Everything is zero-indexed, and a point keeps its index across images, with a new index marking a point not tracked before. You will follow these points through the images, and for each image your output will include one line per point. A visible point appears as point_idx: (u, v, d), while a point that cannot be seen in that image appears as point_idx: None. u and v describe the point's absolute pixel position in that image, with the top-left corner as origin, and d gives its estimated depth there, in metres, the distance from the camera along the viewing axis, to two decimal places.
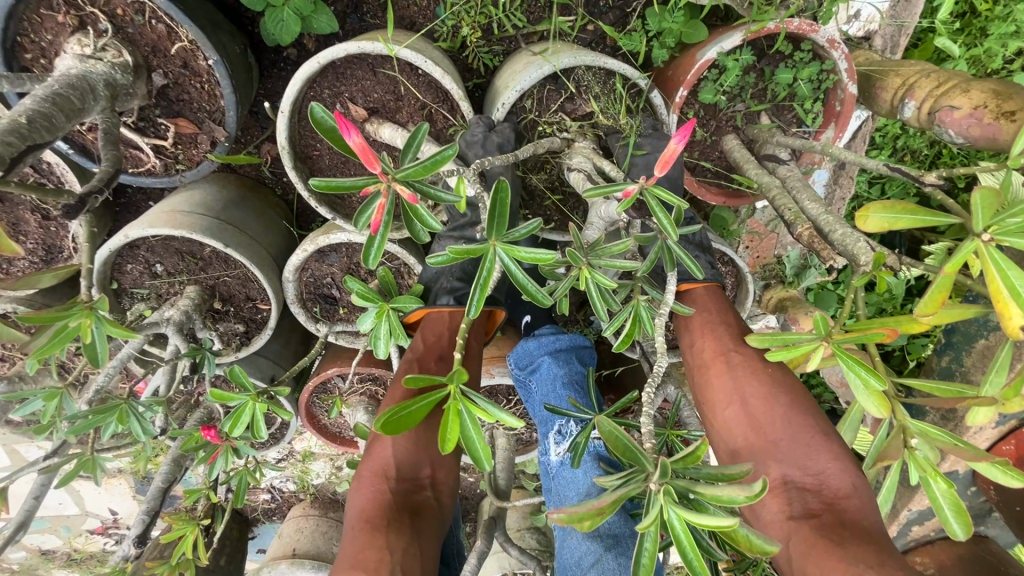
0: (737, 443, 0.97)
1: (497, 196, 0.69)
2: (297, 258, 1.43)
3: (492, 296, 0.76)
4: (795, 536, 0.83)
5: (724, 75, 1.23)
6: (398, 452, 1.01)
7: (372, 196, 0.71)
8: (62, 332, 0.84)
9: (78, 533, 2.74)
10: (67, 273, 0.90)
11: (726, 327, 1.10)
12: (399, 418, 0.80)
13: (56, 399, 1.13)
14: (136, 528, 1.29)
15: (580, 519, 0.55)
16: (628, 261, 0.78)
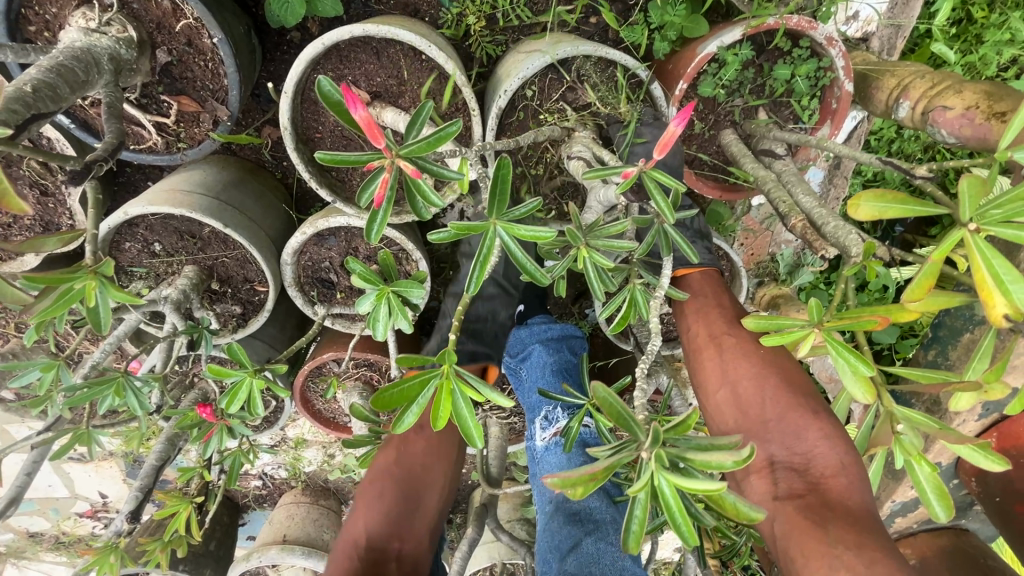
0: (730, 426, 1.01)
1: (500, 172, 0.69)
2: (296, 241, 1.45)
3: (491, 273, 0.77)
4: (779, 516, 0.88)
5: (724, 69, 1.25)
6: (369, 523, 1.06)
7: (375, 171, 0.72)
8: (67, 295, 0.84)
9: (66, 516, 2.74)
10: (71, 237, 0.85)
11: (721, 311, 1.13)
12: (390, 394, 0.80)
13: (53, 370, 1.14)
14: (129, 504, 1.29)
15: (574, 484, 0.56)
16: (624, 243, 0.80)
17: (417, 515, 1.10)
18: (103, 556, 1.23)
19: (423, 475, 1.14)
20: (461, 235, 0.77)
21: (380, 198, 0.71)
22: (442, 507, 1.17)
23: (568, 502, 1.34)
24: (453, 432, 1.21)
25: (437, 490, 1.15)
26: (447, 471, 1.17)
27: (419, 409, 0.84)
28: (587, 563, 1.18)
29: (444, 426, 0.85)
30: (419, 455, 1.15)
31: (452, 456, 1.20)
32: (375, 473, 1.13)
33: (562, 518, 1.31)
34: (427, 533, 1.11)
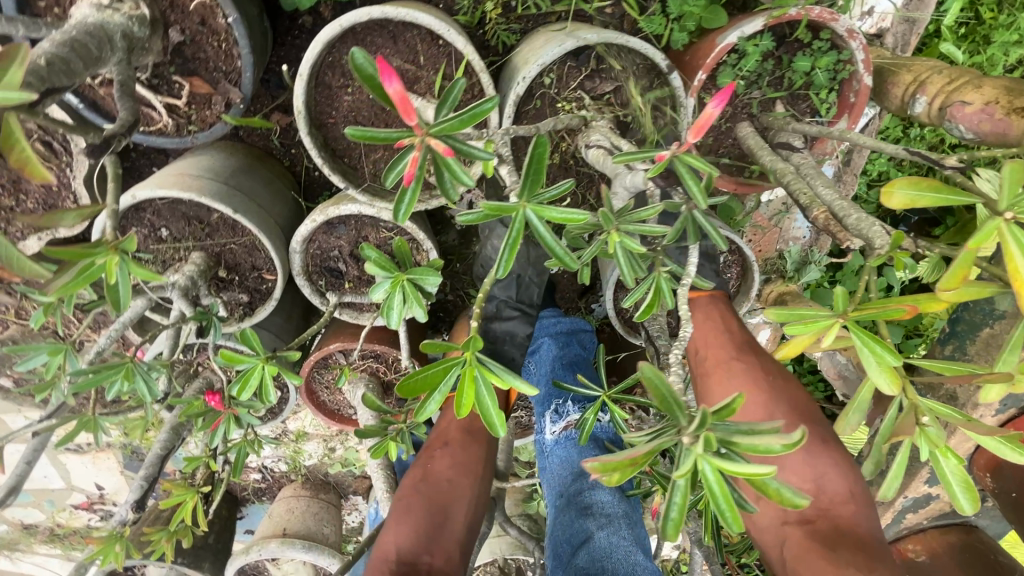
0: None
1: (537, 152, 0.68)
2: (306, 229, 1.43)
3: (521, 257, 0.75)
4: (788, 540, 0.87)
5: (744, 60, 1.24)
6: (399, 536, 0.98)
7: (405, 149, 0.70)
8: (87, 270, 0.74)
9: (62, 508, 2.70)
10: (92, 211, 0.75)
11: (730, 336, 1.15)
12: (416, 380, 0.79)
13: (60, 355, 1.12)
14: (134, 493, 1.27)
15: (617, 466, 0.55)
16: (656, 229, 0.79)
17: (448, 530, 1.02)
18: (108, 546, 1.20)
19: (451, 489, 1.08)
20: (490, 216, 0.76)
21: (411, 176, 0.69)
22: (475, 527, 1.08)
23: (580, 496, 1.33)
24: (480, 448, 1.18)
25: (467, 507, 1.08)
26: (478, 486, 1.11)
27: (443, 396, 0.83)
28: (597, 557, 1.16)
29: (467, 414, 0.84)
30: (446, 470, 1.11)
31: (481, 473, 1.15)
32: (403, 493, 1.09)
33: (573, 512, 1.30)
34: (461, 551, 1.02)
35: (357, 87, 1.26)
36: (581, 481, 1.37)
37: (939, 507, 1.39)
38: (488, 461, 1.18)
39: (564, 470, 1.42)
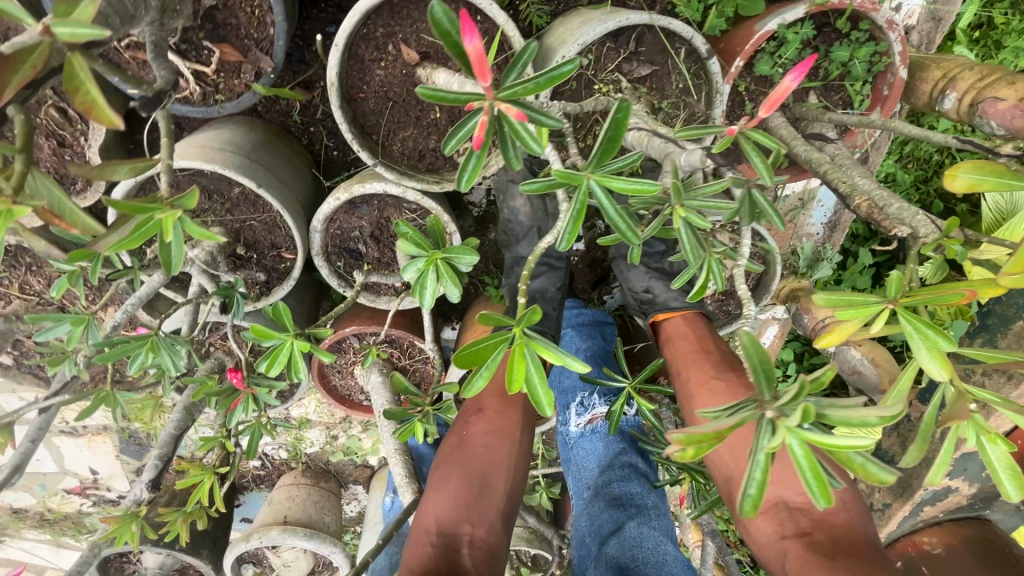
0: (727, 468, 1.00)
1: (617, 118, 0.65)
2: (328, 207, 1.39)
3: (581, 230, 0.74)
4: (789, 555, 0.86)
5: (783, 48, 1.23)
6: (440, 507, 1.02)
7: (476, 112, 0.69)
8: (147, 225, 0.64)
9: (54, 492, 2.63)
10: (146, 167, 0.65)
11: (710, 357, 1.13)
12: (471, 353, 0.77)
13: (83, 325, 1.08)
14: (148, 473, 1.27)
15: (702, 438, 0.54)
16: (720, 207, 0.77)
17: (487, 498, 1.04)
18: (123, 526, 1.17)
19: (488, 456, 1.09)
20: (555, 184, 0.75)
21: (480, 141, 0.67)
22: (517, 492, 1.10)
23: (608, 487, 1.35)
24: (515, 413, 1.17)
25: (506, 473, 1.09)
26: (515, 452, 1.11)
27: (489, 373, 0.81)
28: (629, 546, 1.20)
29: (517, 391, 0.82)
30: (482, 438, 1.11)
31: (519, 439, 1.15)
32: (441, 461, 1.10)
33: (602, 503, 1.33)
34: (502, 518, 1.04)
35: (390, 61, 1.23)
36: (609, 473, 1.39)
37: (957, 500, 1.40)
38: (525, 425, 1.18)
39: (591, 461, 1.45)
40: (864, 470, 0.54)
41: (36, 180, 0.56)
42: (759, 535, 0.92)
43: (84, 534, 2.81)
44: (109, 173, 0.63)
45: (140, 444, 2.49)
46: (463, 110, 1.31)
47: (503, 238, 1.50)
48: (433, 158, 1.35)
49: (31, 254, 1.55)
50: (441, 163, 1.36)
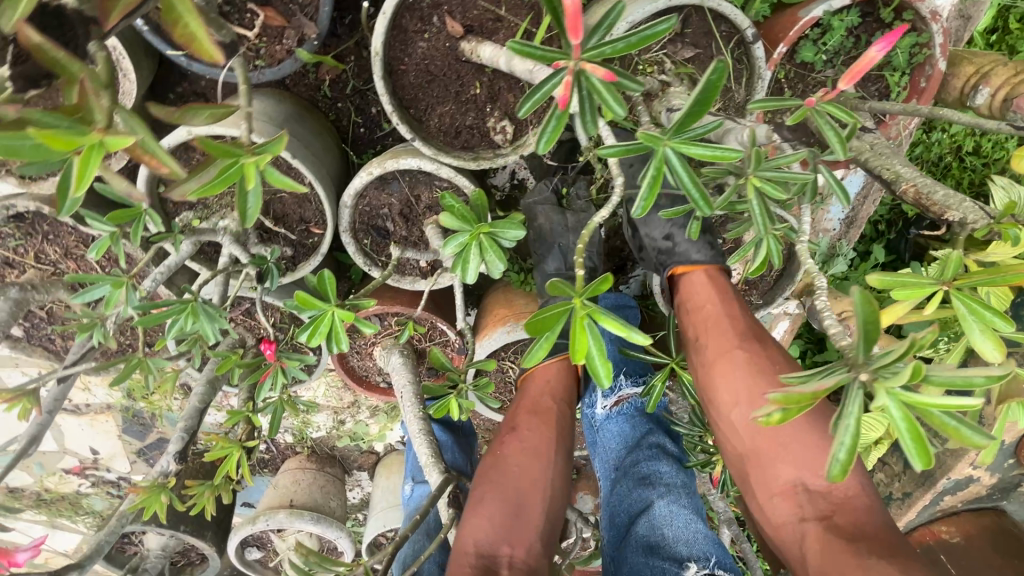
0: (746, 445, 0.98)
1: (711, 81, 0.63)
2: (360, 181, 1.37)
3: (656, 197, 0.74)
4: (808, 536, 0.85)
5: (828, 35, 1.23)
6: (478, 527, 1.00)
7: (559, 73, 0.68)
8: (225, 173, 0.63)
9: (52, 472, 2.58)
10: (225, 113, 0.63)
11: (732, 322, 1.09)
12: (541, 318, 0.77)
13: (122, 288, 1.10)
14: (176, 444, 1.26)
15: (801, 400, 0.55)
16: (793, 178, 0.77)
17: (525, 517, 1.03)
18: (153, 496, 1.17)
19: (523, 474, 1.08)
20: (629, 151, 0.75)
21: (566, 101, 0.67)
22: (556, 511, 1.08)
23: (637, 467, 1.36)
24: (549, 429, 1.16)
25: (543, 491, 1.07)
26: (550, 470, 1.10)
27: (550, 342, 0.81)
28: (658, 525, 1.21)
29: (579, 362, 0.82)
30: (517, 455, 1.11)
31: (554, 456, 1.13)
32: (478, 483, 1.10)
33: (631, 482, 1.34)
34: (542, 539, 1.02)
35: (434, 33, 1.23)
36: (636, 453, 1.41)
37: (976, 490, 1.42)
38: (560, 441, 1.16)
39: (618, 442, 1.47)
40: (951, 430, 0.55)
41: (124, 118, 0.56)
42: (776, 515, 0.91)
43: (81, 515, 2.75)
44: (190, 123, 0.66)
45: (143, 424, 2.45)
46: (504, 86, 1.29)
47: (535, 246, 1.53)
48: (469, 135, 1.33)
49: (46, 222, 1.51)
50: (478, 140, 1.33)
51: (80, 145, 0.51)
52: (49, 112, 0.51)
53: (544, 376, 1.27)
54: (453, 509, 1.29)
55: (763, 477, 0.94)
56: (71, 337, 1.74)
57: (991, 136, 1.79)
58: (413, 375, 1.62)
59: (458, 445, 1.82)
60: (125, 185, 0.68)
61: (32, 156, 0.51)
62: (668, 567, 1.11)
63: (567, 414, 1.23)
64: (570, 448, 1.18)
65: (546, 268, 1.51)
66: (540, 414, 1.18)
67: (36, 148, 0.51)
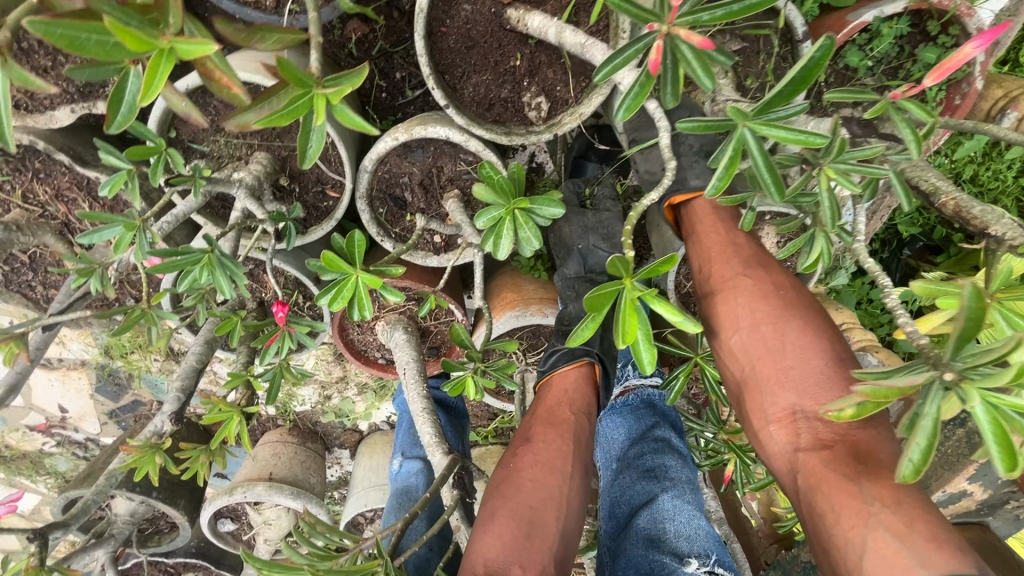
0: (743, 372, 0.97)
1: (814, 58, 0.60)
2: (385, 145, 1.28)
3: (731, 178, 0.71)
4: (801, 467, 0.85)
5: (875, 41, 1.23)
6: (489, 547, 0.98)
7: (645, 38, 0.66)
8: (296, 103, 0.69)
9: (14, 427, 2.45)
10: (293, 40, 0.75)
11: (737, 249, 1.06)
12: (599, 294, 0.75)
13: (134, 232, 1.04)
14: (172, 404, 1.20)
15: (890, 397, 0.53)
16: (870, 171, 0.76)
17: (539, 535, 1.01)
18: (147, 456, 1.12)
19: (536, 492, 1.05)
20: (706, 129, 0.72)
21: (654, 66, 0.65)
22: (571, 527, 1.06)
23: (641, 460, 1.35)
24: (566, 443, 1.13)
25: (556, 509, 1.05)
26: (564, 485, 1.08)
27: (597, 323, 0.78)
28: (659, 519, 1.19)
29: (625, 345, 0.80)
30: (530, 470, 1.08)
31: (569, 473, 1.10)
32: (490, 499, 1.07)
33: (635, 474, 1.34)
34: (554, 560, 1.00)
35: None
36: (641, 445, 1.41)
37: (965, 504, 1.42)
38: (576, 455, 1.14)
39: (624, 435, 1.49)
40: None
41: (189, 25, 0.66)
42: (772, 444, 0.91)
43: (41, 475, 2.61)
44: (258, 47, 0.73)
45: (118, 385, 2.33)
46: (544, 61, 1.25)
47: (556, 251, 1.49)
48: (502, 109, 1.28)
49: (38, 159, 1.40)
50: (510, 115, 1.29)
51: (151, 46, 0.58)
52: (121, 11, 0.56)
53: (561, 384, 1.24)
54: (456, 491, 1.23)
55: (761, 403, 0.93)
56: (54, 285, 1.64)
57: (997, 164, 1.77)
58: (416, 352, 1.57)
59: (454, 427, 1.77)
60: (185, 104, 0.74)
61: (99, 52, 0.57)
62: (668, 562, 1.08)
63: (585, 425, 1.19)
64: (585, 465, 1.15)
65: (566, 271, 1.43)
66: (558, 424, 1.16)
67: (105, 44, 0.57)
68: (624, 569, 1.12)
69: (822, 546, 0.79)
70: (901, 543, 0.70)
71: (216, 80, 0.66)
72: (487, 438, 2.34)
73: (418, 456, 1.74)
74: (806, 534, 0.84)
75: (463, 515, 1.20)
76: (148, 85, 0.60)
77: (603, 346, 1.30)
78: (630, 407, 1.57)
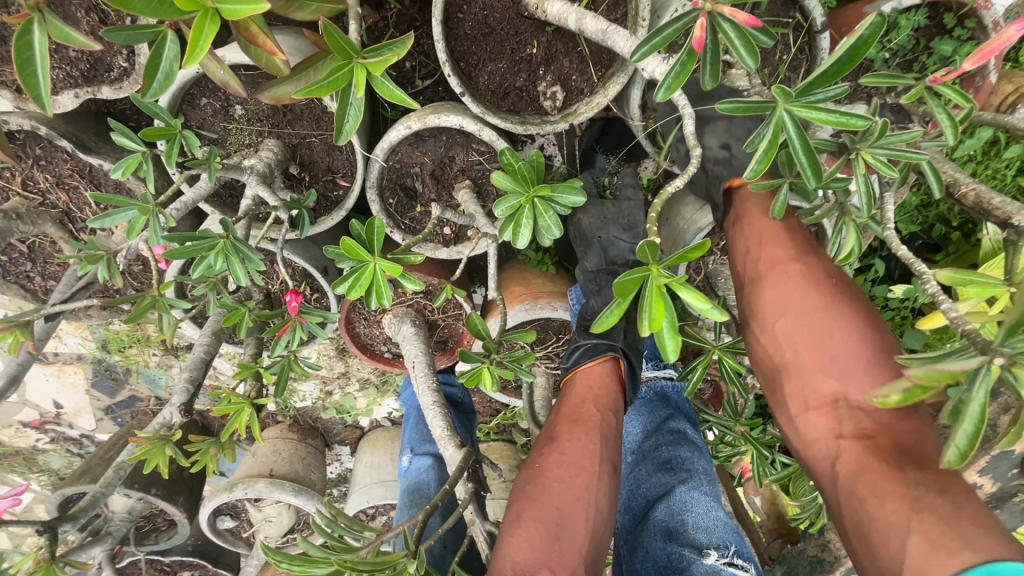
0: (787, 358, 0.95)
1: (862, 37, 0.60)
2: (395, 135, 1.25)
3: (771, 161, 0.72)
4: (843, 453, 0.85)
5: (892, 33, 1.22)
6: (518, 549, 0.97)
7: (689, 16, 0.66)
8: (336, 74, 0.73)
9: (8, 423, 2.40)
10: (332, 10, 0.75)
11: (789, 236, 1.05)
12: (628, 279, 0.74)
13: (149, 217, 1.02)
14: (181, 395, 1.18)
15: (941, 379, 0.54)
16: (908, 157, 0.76)
17: (569, 538, 0.99)
18: (156, 447, 1.09)
19: (564, 492, 1.04)
20: (745, 112, 0.72)
21: (698, 44, 0.64)
22: (601, 528, 1.04)
23: (658, 452, 1.34)
24: (592, 440, 1.12)
25: (586, 510, 1.04)
26: (594, 482, 1.06)
27: (622, 310, 0.77)
28: (677, 511, 1.18)
29: (649, 332, 0.78)
30: (557, 470, 1.07)
31: (596, 472, 1.08)
32: (516, 500, 1.07)
33: (651, 467, 1.33)
34: (585, 562, 0.99)
35: None
36: (656, 438, 1.40)
37: (975, 496, 1.40)
38: (603, 454, 1.12)
39: (637, 428, 1.48)
40: None
41: None
42: (810, 430, 0.90)
43: (34, 472, 2.56)
44: (296, 16, 0.73)
45: (115, 379, 2.29)
46: (561, 50, 1.24)
47: (576, 243, 1.47)
48: (517, 98, 1.27)
49: (39, 146, 1.37)
50: (525, 104, 1.27)
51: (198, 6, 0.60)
52: None
53: (586, 380, 1.24)
54: (470, 483, 1.21)
55: (802, 390, 0.92)
56: (53, 277, 1.60)
57: (995, 164, 1.72)
58: (425, 345, 1.55)
59: (462, 421, 1.75)
60: (222, 73, 0.78)
61: (142, 8, 0.58)
62: (687, 554, 1.08)
63: (612, 424, 1.18)
64: (613, 462, 1.13)
65: (587, 264, 1.43)
66: (586, 420, 1.15)
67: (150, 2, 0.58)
68: (642, 561, 1.13)
69: (859, 533, 0.78)
70: (945, 527, 0.69)
71: (259, 45, 0.69)
72: (490, 434, 2.33)
73: (427, 451, 1.72)
74: (839, 524, 0.84)
75: (477, 509, 1.17)
76: (191, 47, 0.62)
77: (627, 340, 1.30)
78: (643, 400, 1.56)
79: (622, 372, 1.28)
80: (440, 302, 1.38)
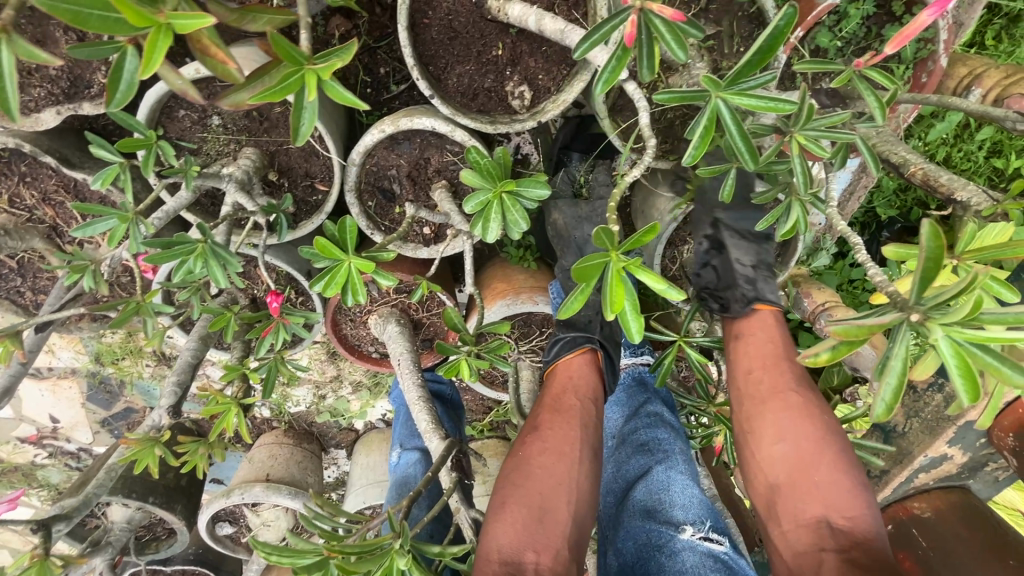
0: (778, 477, 0.97)
1: (777, 27, 0.65)
2: (371, 139, 1.29)
3: (708, 146, 0.76)
4: (825, 564, 0.83)
5: (844, 22, 1.27)
6: (501, 536, 1.00)
7: (621, 14, 0.71)
8: (289, 80, 0.77)
9: (6, 440, 2.42)
10: (282, 21, 0.80)
11: (792, 366, 1.07)
12: (587, 265, 0.78)
13: (129, 224, 1.06)
14: (169, 398, 1.22)
15: (862, 336, 0.61)
16: (840, 137, 0.81)
17: (550, 525, 1.02)
18: (145, 448, 1.13)
19: (547, 478, 1.07)
20: (682, 101, 0.78)
21: (629, 38, 0.70)
22: (582, 510, 1.08)
23: (636, 435, 1.39)
24: (573, 428, 1.16)
25: (568, 494, 1.07)
26: (577, 468, 1.11)
27: (584, 294, 0.82)
28: (653, 490, 1.22)
29: (613, 313, 0.83)
30: (539, 457, 1.11)
31: (577, 459, 1.12)
32: (501, 487, 1.10)
33: (630, 449, 1.37)
34: (568, 543, 1.02)
35: None
36: (635, 421, 1.44)
37: (947, 466, 1.43)
38: (584, 440, 1.16)
39: (618, 412, 1.52)
40: (996, 370, 0.61)
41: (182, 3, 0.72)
42: (794, 544, 0.90)
43: (34, 487, 2.59)
44: (249, 27, 0.79)
45: (109, 392, 2.32)
46: (526, 50, 1.28)
47: (555, 243, 1.51)
48: (486, 99, 1.31)
49: (24, 163, 1.40)
50: (494, 104, 1.31)
51: (150, 22, 0.65)
52: None
53: (567, 371, 1.28)
54: (455, 473, 1.25)
55: (790, 508, 0.93)
56: (44, 292, 1.64)
57: (966, 145, 1.76)
58: (410, 344, 1.59)
59: (450, 416, 1.79)
60: (178, 82, 0.80)
61: (100, 26, 0.63)
62: (665, 531, 1.12)
63: (591, 411, 1.22)
64: (594, 448, 1.17)
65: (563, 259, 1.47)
66: (568, 410, 1.19)
67: (107, 19, 0.64)
68: (623, 541, 1.17)
69: None
70: None
71: (212, 56, 0.74)
72: (483, 431, 2.36)
73: (417, 447, 1.75)
74: None
75: (462, 497, 1.21)
76: (147, 59, 0.67)
77: (603, 332, 1.37)
78: (623, 385, 1.61)
79: (600, 359, 1.33)
80: (417, 297, 1.44)
